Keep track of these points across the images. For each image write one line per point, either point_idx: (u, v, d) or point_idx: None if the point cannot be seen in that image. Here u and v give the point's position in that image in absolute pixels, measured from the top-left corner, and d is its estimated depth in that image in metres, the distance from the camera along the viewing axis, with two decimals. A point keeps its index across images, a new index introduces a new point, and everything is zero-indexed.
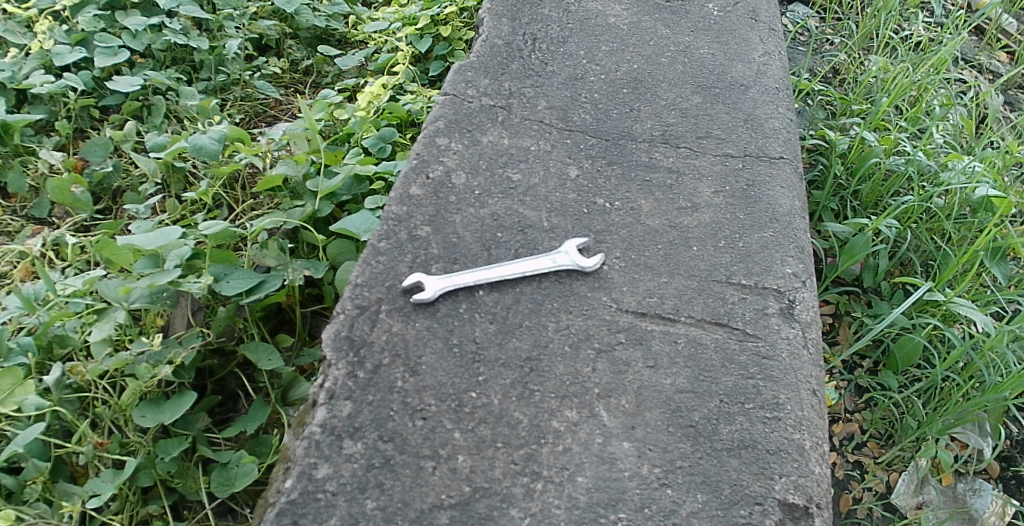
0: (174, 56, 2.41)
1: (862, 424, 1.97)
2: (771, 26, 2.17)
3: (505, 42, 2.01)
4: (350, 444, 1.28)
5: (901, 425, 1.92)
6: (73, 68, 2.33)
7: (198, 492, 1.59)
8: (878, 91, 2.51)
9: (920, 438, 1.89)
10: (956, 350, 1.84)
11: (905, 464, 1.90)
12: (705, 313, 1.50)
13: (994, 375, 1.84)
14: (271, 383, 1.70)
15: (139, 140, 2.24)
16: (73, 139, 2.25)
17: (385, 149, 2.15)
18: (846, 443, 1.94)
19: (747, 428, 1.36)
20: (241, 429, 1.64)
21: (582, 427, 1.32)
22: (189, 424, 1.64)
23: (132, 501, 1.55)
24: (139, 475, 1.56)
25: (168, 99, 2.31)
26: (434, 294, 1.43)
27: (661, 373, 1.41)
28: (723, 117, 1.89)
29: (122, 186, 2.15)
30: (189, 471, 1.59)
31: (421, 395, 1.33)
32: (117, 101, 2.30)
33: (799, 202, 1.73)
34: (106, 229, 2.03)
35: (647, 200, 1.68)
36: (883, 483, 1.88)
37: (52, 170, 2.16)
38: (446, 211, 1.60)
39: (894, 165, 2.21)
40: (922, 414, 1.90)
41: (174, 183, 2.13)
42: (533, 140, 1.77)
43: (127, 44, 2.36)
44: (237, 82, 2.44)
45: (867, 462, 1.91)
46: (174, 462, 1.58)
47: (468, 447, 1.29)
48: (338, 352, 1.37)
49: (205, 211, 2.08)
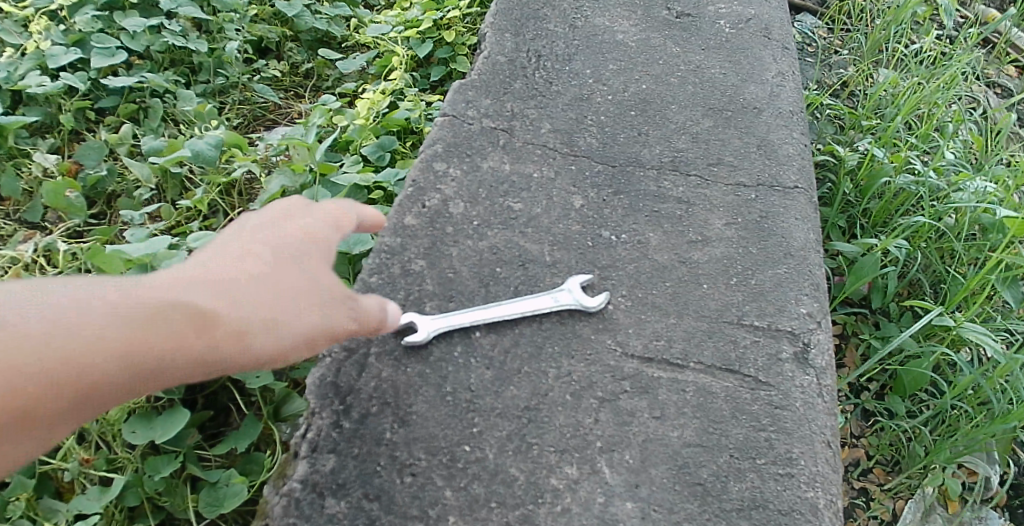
0: (173, 58, 2.32)
1: (868, 449, 1.87)
2: (784, 45, 2.08)
3: (508, 60, 1.92)
4: (332, 503, 1.19)
5: (907, 452, 1.83)
6: (69, 69, 2.23)
7: (186, 511, 1.44)
8: (890, 106, 2.41)
9: (926, 467, 1.79)
10: (965, 379, 1.74)
11: (911, 492, 1.80)
12: (715, 359, 1.41)
13: (1004, 403, 1.74)
14: (262, 398, 1.56)
15: (135, 144, 2.13)
16: (69, 141, 2.14)
17: (385, 158, 2.06)
18: (852, 469, 1.85)
19: (757, 486, 1.28)
20: (230, 446, 1.49)
21: (583, 485, 1.24)
22: (178, 440, 1.50)
23: (118, 520, 1.42)
24: (126, 493, 1.43)
25: (166, 103, 2.21)
26: (426, 333, 1.34)
27: (667, 425, 1.32)
28: (735, 142, 1.80)
29: (116, 191, 2.04)
30: (177, 490, 1.45)
31: (411, 448, 1.24)
32: (112, 103, 2.20)
33: (813, 235, 1.64)
34: (98, 236, 1.90)
35: (656, 233, 1.59)
36: (889, 511, 1.78)
37: (45, 174, 2.05)
38: (442, 244, 1.51)
39: (905, 184, 2.10)
40: (929, 441, 1.80)
41: (170, 189, 2.02)
42: (536, 166, 1.68)
43: (125, 45, 2.26)
44: (236, 84, 2.34)
45: (873, 489, 1.82)
46: (162, 480, 1.44)
47: (459, 508, 1.20)
48: (323, 400, 1.28)
49: (201, 220, 1.97)
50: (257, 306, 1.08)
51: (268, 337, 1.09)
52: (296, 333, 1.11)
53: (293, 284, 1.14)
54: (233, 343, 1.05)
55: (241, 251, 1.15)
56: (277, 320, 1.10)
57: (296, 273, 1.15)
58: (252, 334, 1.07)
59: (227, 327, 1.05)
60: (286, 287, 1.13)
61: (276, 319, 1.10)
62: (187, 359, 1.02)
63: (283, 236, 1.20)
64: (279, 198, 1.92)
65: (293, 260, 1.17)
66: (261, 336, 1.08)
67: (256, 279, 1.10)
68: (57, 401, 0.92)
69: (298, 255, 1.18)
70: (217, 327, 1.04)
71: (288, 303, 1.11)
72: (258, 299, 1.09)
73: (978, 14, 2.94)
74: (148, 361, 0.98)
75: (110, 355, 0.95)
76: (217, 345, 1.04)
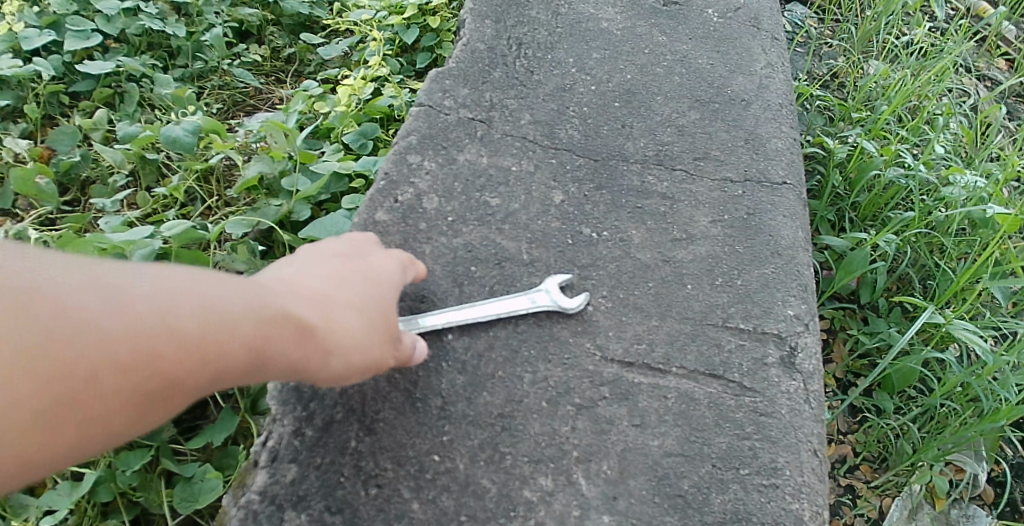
0: (150, 41, 2.22)
1: (855, 446, 1.82)
2: (773, 35, 2.01)
3: (487, 47, 1.85)
4: (292, 516, 1.14)
5: (895, 450, 1.77)
6: (43, 52, 2.13)
7: (161, 506, 1.37)
8: (880, 98, 2.34)
9: (914, 465, 1.74)
10: (954, 377, 1.68)
11: (898, 489, 1.75)
12: (698, 364, 1.35)
13: (992, 402, 1.68)
14: (239, 389, 1.47)
15: (111, 129, 2.04)
16: (41, 126, 2.05)
17: (366, 146, 1.97)
18: (838, 466, 1.80)
19: (740, 498, 1.22)
20: (206, 440, 1.41)
21: (558, 497, 1.18)
22: (152, 433, 1.42)
23: (90, 516, 1.35)
24: (97, 489, 1.35)
25: (142, 88, 2.11)
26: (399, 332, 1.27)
27: (648, 433, 1.26)
28: (722, 136, 1.74)
29: (90, 177, 1.94)
30: (152, 484, 1.38)
31: (377, 458, 1.18)
32: (88, 87, 2.10)
33: (802, 233, 1.59)
34: (72, 223, 1.80)
35: (638, 230, 1.53)
36: (876, 509, 1.74)
37: (16, 160, 1.95)
38: (415, 241, 1.46)
39: (895, 177, 2.04)
40: (917, 439, 1.75)
41: (146, 176, 1.93)
42: (515, 159, 1.62)
43: (100, 28, 2.17)
44: (215, 70, 2.24)
45: (859, 486, 1.77)
46: (135, 475, 1.37)
47: (427, 521, 1.15)
48: (284, 406, 1.22)
49: (177, 208, 1.88)
50: (335, 322, 1.08)
51: (345, 356, 1.08)
52: (367, 358, 1.11)
53: (368, 306, 1.13)
54: (308, 357, 1.05)
55: (319, 272, 1.14)
56: (359, 342, 1.10)
57: (369, 297, 1.15)
58: (331, 350, 1.06)
59: (306, 336, 1.04)
60: (364, 312, 1.12)
61: (357, 342, 1.09)
62: (264, 363, 1.01)
63: (360, 265, 1.20)
64: (257, 186, 1.85)
65: (376, 290, 1.17)
66: (338, 353, 1.07)
67: (338, 301, 1.10)
68: (129, 388, 0.91)
69: (375, 286, 1.18)
70: (296, 333, 1.03)
71: (361, 324, 1.10)
72: (336, 316, 1.08)
73: (968, 5, 2.88)
74: (226, 358, 0.97)
75: (190, 347, 0.94)
76: (295, 352, 1.03)
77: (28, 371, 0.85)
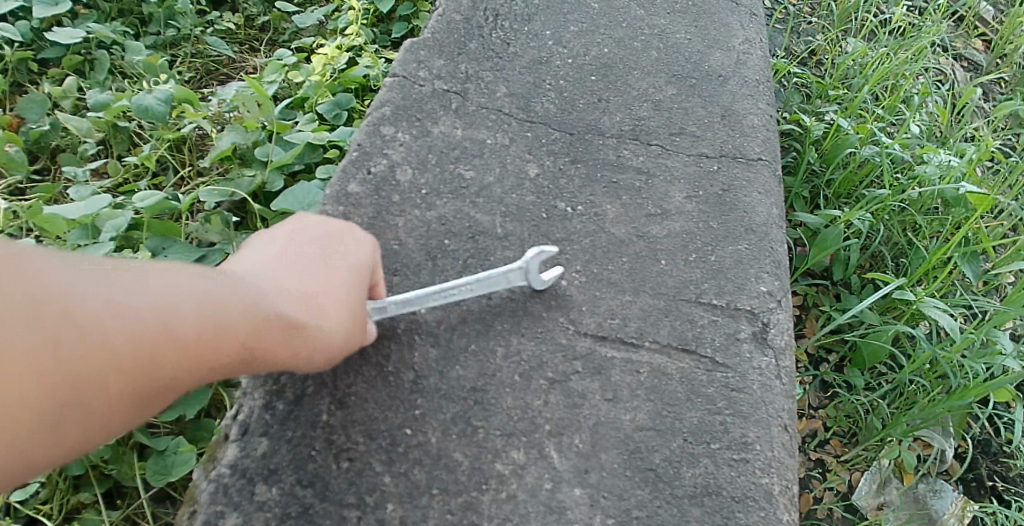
0: (121, 8, 2.18)
1: (826, 421, 1.85)
2: (752, 10, 2.00)
3: (463, 18, 1.82)
4: (262, 489, 1.13)
5: (864, 425, 1.79)
6: (10, 17, 2.09)
7: (133, 479, 1.36)
8: (856, 77, 2.35)
9: (883, 440, 1.76)
10: (923, 354, 1.71)
11: (867, 464, 1.78)
12: (671, 338, 1.36)
13: (960, 378, 1.71)
14: None
15: (81, 98, 1.99)
16: (9, 94, 1.99)
17: (341, 116, 1.95)
18: (809, 440, 1.83)
19: (711, 472, 1.23)
20: (177, 413, 1.39)
21: (530, 471, 1.19)
22: None
23: (61, 490, 1.35)
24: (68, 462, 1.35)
25: (112, 55, 2.06)
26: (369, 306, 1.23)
27: (620, 407, 1.27)
28: (699, 112, 1.73)
29: (61, 145, 1.89)
30: (124, 457, 1.37)
31: (349, 432, 1.18)
32: (57, 54, 2.05)
33: (776, 210, 1.59)
34: (41, 192, 1.78)
35: (613, 205, 1.53)
36: (845, 483, 1.77)
37: None
38: (388, 213, 1.44)
39: (870, 155, 2.04)
40: (886, 415, 1.77)
41: (117, 144, 1.89)
42: (490, 132, 1.60)
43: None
44: (188, 37, 2.19)
45: (829, 460, 1.80)
46: (108, 446, 1.37)
47: (398, 494, 1.14)
48: (255, 380, 1.21)
49: (148, 177, 1.84)
50: (321, 319, 1.08)
51: (329, 347, 1.09)
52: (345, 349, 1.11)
53: (349, 296, 1.13)
54: (296, 354, 1.06)
55: (298, 262, 1.13)
56: (341, 336, 1.11)
57: (349, 285, 1.14)
58: (316, 344, 1.08)
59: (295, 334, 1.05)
60: (345, 303, 1.12)
61: (339, 336, 1.10)
62: (254, 361, 1.03)
63: (338, 248, 1.19)
64: (230, 156, 1.81)
65: (355, 276, 1.16)
66: (323, 347, 1.08)
67: (322, 297, 1.10)
68: (133, 390, 0.92)
69: (356, 272, 1.17)
70: (284, 333, 1.05)
71: (343, 315, 1.11)
72: (323, 311, 1.09)
73: None
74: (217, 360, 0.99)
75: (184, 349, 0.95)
76: (283, 350, 1.05)
77: (30, 380, 0.84)
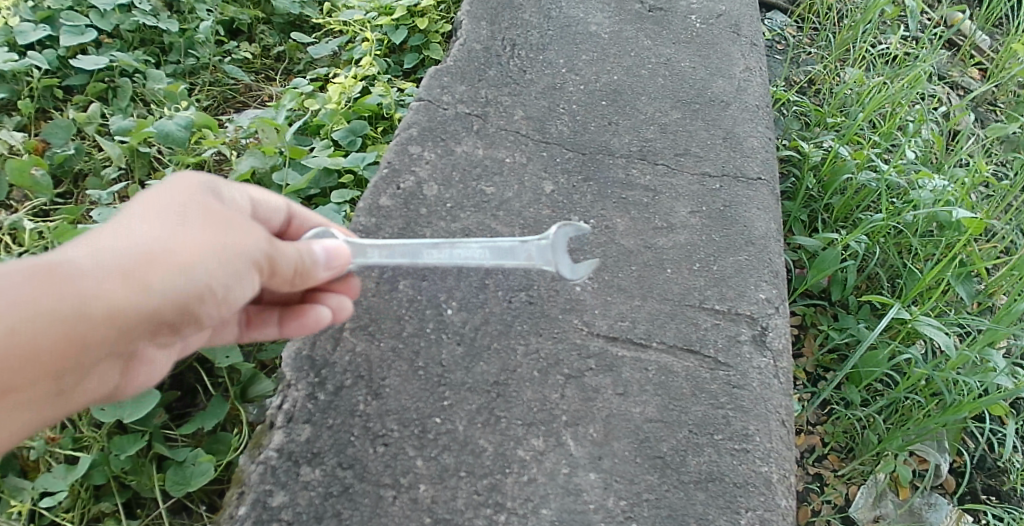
0: (142, 37, 2.20)
1: (823, 437, 1.95)
2: (753, 41, 2.14)
3: (483, 48, 1.96)
4: (307, 470, 1.24)
5: (862, 440, 1.90)
6: (37, 46, 2.11)
7: (153, 489, 1.41)
8: (854, 104, 2.47)
9: (879, 454, 1.87)
10: (918, 371, 1.81)
11: (863, 478, 1.88)
12: (677, 340, 1.47)
13: (955, 395, 1.81)
14: (229, 379, 1.53)
15: (104, 123, 2.04)
16: (34, 119, 2.03)
17: (355, 143, 2.04)
18: (807, 456, 1.93)
19: (715, 460, 1.34)
20: (197, 426, 1.46)
21: (549, 456, 1.30)
22: (144, 419, 1.46)
23: (83, 499, 1.40)
24: (93, 472, 1.40)
25: (135, 82, 2.10)
26: (341, 242, 1.23)
27: (630, 401, 1.38)
28: (702, 134, 1.86)
29: (84, 169, 1.95)
30: (144, 469, 1.41)
31: (383, 420, 1.30)
32: (81, 82, 2.09)
33: (774, 224, 1.71)
34: (66, 215, 1.82)
35: (623, 219, 1.65)
36: (842, 496, 1.87)
37: (10, 152, 1.95)
38: (415, 224, 1.58)
39: (867, 181, 2.17)
40: (883, 430, 1.87)
41: (138, 169, 1.94)
42: (508, 151, 1.73)
43: (95, 23, 2.14)
44: (206, 66, 2.24)
45: (827, 474, 1.90)
46: (129, 459, 1.41)
47: (430, 476, 1.26)
48: (298, 373, 1.33)
49: None
50: (160, 260, 1.04)
51: (175, 274, 1.04)
52: (207, 272, 1.06)
53: (195, 217, 1.09)
54: (132, 300, 1.02)
55: (131, 205, 1.10)
56: (191, 269, 1.05)
57: (203, 217, 1.10)
58: (155, 276, 1.03)
59: (102, 276, 1.01)
60: (180, 220, 1.08)
61: (190, 269, 1.05)
62: (85, 327, 0.99)
63: (187, 181, 1.16)
64: (249, 180, 1.89)
65: (213, 210, 1.12)
66: (166, 276, 1.04)
67: (163, 236, 1.05)
68: None
69: (213, 208, 1.12)
70: (81, 281, 0.99)
71: (194, 246, 1.06)
72: (160, 251, 1.04)
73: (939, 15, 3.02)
74: (11, 347, 0.95)
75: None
76: (108, 294, 1.00)
77: None
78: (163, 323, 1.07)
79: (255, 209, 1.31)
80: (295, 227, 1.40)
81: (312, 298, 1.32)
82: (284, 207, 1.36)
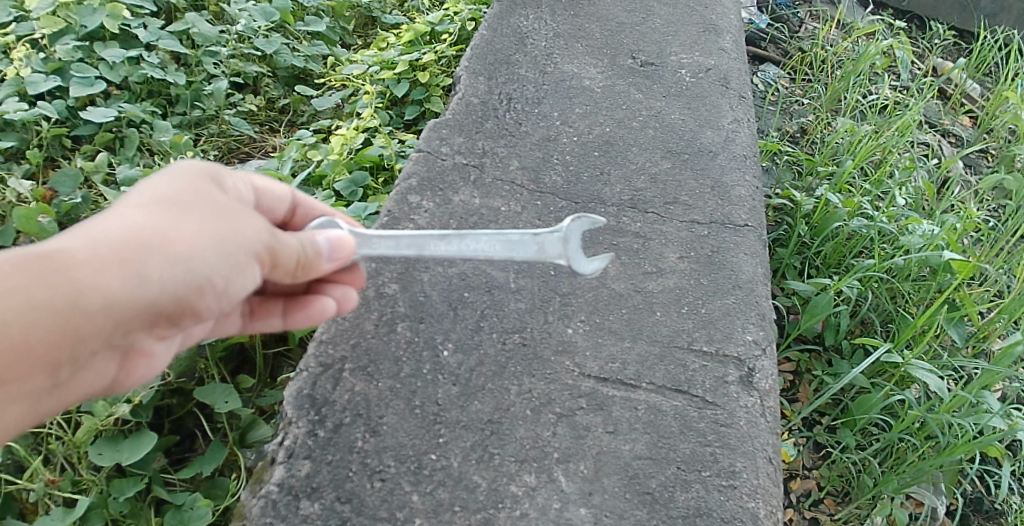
0: (150, 89, 2.29)
1: (819, 480, 1.97)
2: (740, 93, 2.23)
3: (480, 101, 2.05)
4: (306, 504, 1.28)
5: (857, 483, 1.93)
6: (48, 97, 2.21)
7: None
8: (845, 153, 2.55)
9: (874, 497, 1.89)
10: (912, 414, 1.84)
11: (860, 521, 1.90)
12: (666, 380, 1.52)
13: (949, 437, 1.84)
14: (228, 424, 1.58)
15: (110, 172, 2.11)
16: (42, 168, 2.11)
17: (356, 193, 2.12)
18: (803, 499, 1.95)
19: (702, 496, 1.38)
20: (196, 470, 1.51)
21: (540, 492, 1.34)
22: (144, 463, 1.50)
23: None
24: (90, 515, 1.43)
25: (142, 133, 2.19)
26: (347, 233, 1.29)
27: (620, 439, 1.42)
28: (690, 184, 1.93)
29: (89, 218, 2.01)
30: (141, 512, 1.46)
31: (381, 456, 1.34)
32: (89, 131, 2.18)
33: (761, 269, 1.77)
34: None
35: (614, 264, 1.72)
36: None
37: (18, 200, 2.00)
38: (413, 270, 1.59)
39: (858, 227, 2.23)
40: (877, 473, 1.90)
41: None
42: (504, 200, 1.81)
43: (104, 75, 2.23)
44: (212, 117, 2.33)
45: (823, 518, 1.92)
46: (127, 501, 1.45)
47: (425, 510, 1.30)
48: (299, 411, 1.38)
49: None
50: (159, 251, 1.08)
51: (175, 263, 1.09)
52: (207, 262, 1.11)
53: (192, 209, 1.14)
54: (132, 288, 1.06)
55: (129, 196, 1.14)
56: (191, 258, 1.10)
57: (202, 208, 1.15)
58: (155, 265, 1.07)
59: (102, 265, 1.04)
60: (178, 211, 1.13)
61: (189, 259, 1.10)
62: (84, 315, 1.03)
63: (184, 173, 1.21)
64: None
65: (211, 201, 1.17)
66: (166, 265, 1.08)
67: (163, 226, 1.10)
68: None
69: (210, 200, 1.17)
70: (78, 270, 1.03)
71: (193, 238, 1.11)
72: (159, 242, 1.08)
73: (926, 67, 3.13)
74: (12, 337, 0.98)
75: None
76: (107, 282, 1.04)
77: None
78: (162, 315, 1.11)
79: (259, 198, 1.38)
80: (301, 215, 1.46)
81: (317, 289, 1.40)
82: (290, 195, 1.43)
